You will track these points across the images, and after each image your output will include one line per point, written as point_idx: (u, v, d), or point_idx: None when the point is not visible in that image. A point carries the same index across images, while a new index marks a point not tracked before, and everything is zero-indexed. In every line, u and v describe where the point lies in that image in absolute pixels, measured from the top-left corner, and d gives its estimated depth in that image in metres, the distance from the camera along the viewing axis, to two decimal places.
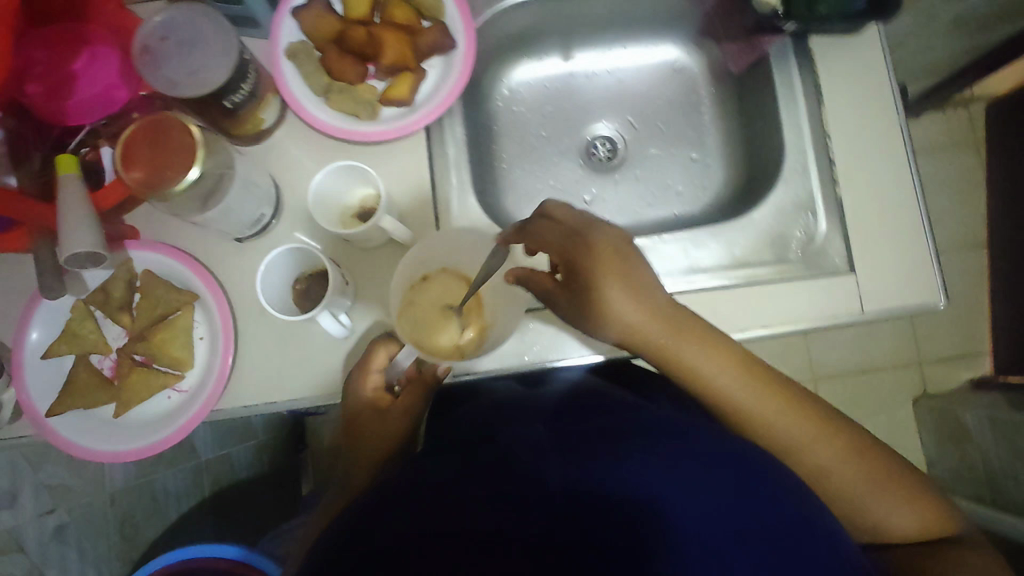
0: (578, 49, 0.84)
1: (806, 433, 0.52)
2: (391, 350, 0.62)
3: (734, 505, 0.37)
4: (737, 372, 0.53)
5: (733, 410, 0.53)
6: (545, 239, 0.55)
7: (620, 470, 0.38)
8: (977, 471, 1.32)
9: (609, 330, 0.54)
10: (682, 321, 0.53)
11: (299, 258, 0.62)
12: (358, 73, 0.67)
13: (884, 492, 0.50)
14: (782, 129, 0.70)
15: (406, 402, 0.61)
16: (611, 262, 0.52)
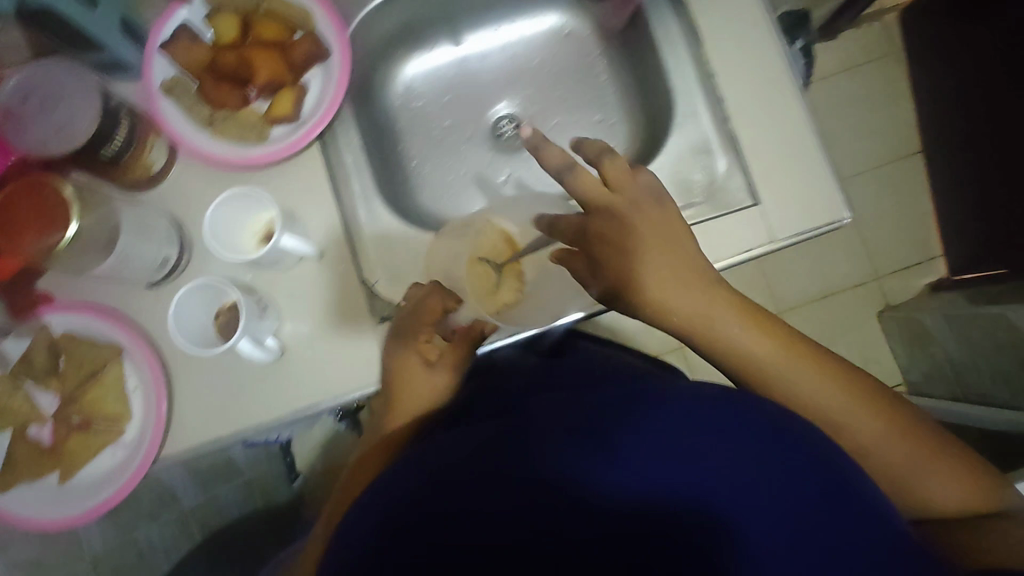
0: (465, 34, 0.84)
1: (847, 411, 0.52)
2: (446, 301, 0.63)
3: (783, 494, 0.38)
4: (777, 350, 0.54)
5: (767, 383, 0.54)
6: (569, 222, 0.59)
7: (647, 429, 0.41)
8: (945, 371, 1.36)
9: (643, 308, 0.56)
10: (718, 291, 0.55)
11: (212, 294, 0.62)
12: (239, 98, 0.67)
13: (930, 466, 0.51)
14: (669, 78, 0.71)
15: (450, 359, 0.64)
16: (649, 234, 0.56)
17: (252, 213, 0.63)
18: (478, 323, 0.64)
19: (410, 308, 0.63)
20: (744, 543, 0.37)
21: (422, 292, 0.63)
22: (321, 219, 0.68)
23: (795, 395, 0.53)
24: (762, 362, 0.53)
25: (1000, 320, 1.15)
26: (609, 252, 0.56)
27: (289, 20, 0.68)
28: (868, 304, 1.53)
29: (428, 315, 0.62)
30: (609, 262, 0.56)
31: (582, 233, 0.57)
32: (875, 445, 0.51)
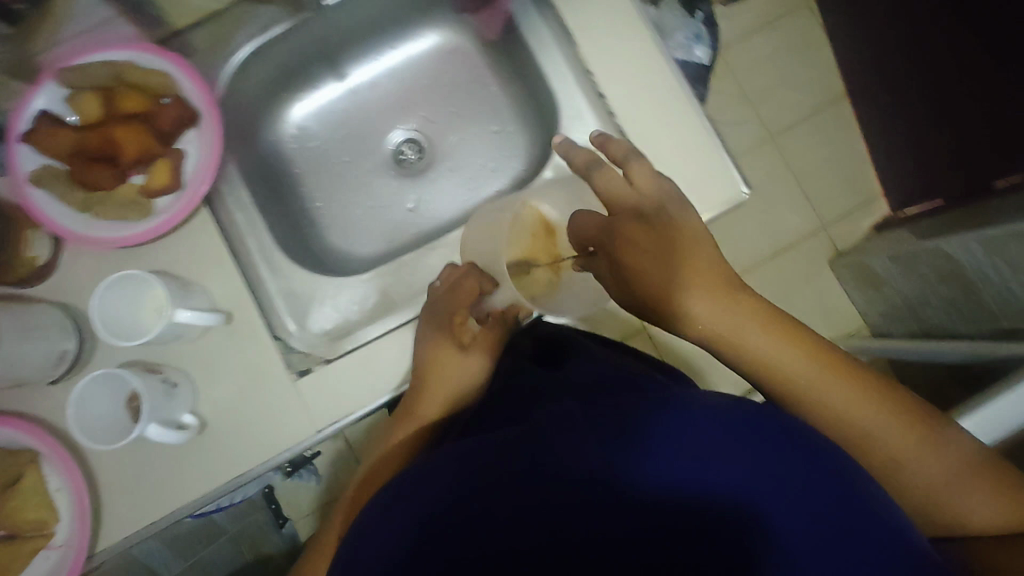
0: (349, 67, 0.82)
1: (877, 420, 0.52)
2: (484, 284, 0.66)
3: (808, 505, 0.39)
4: (805, 356, 0.54)
5: (793, 387, 0.54)
6: (591, 224, 0.60)
7: (678, 427, 0.42)
8: (900, 309, 1.36)
9: (674, 321, 0.57)
10: (745, 302, 0.56)
11: (114, 384, 0.59)
12: (112, 176, 0.64)
13: (965, 481, 0.50)
14: (550, 81, 0.70)
15: (483, 340, 0.68)
16: (681, 241, 0.57)
17: (142, 294, 0.61)
18: (511, 309, 0.68)
19: (448, 291, 0.65)
20: (769, 547, 0.38)
21: (463, 274, 0.66)
22: (222, 283, 0.66)
23: (828, 406, 0.53)
24: (792, 372, 0.54)
25: (939, 254, 1.15)
26: (633, 262, 0.57)
27: (151, 87, 0.66)
28: (820, 254, 1.53)
29: (466, 298, 0.64)
30: (633, 271, 0.57)
31: (606, 236, 0.59)
32: (907, 458, 0.51)
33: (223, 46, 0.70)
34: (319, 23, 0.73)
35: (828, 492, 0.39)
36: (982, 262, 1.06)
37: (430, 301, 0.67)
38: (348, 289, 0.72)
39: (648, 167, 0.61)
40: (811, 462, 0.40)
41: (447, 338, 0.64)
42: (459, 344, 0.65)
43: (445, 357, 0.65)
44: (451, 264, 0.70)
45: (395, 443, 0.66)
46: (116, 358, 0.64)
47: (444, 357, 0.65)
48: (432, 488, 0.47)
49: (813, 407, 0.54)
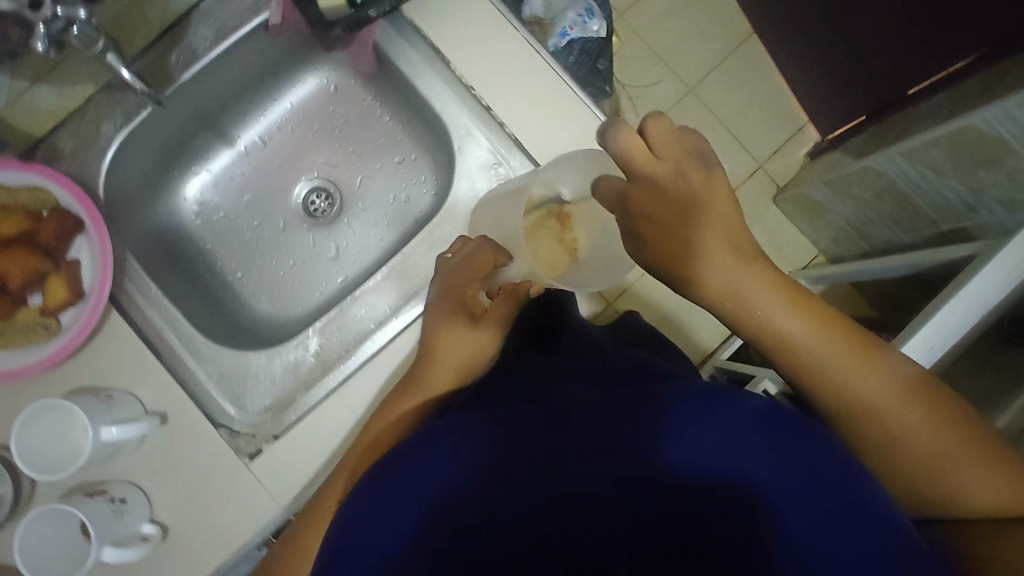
0: (235, 129, 0.80)
1: (888, 396, 0.49)
2: (498, 260, 0.64)
3: (805, 490, 0.39)
4: (823, 328, 0.50)
5: (805, 358, 0.50)
6: (613, 192, 0.54)
7: (710, 413, 0.41)
8: (846, 231, 1.36)
9: (686, 286, 0.53)
10: (762, 270, 0.51)
11: (57, 519, 0.57)
12: (9, 304, 0.62)
13: (978, 464, 0.47)
14: (434, 103, 0.69)
15: (495, 313, 0.62)
16: (709, 211, 0.51)
17: (64, 420, 0.59)
18: (523, 283, 0.61)
19: (460, 261, 0.64)
20: (762, 512, 0.38)
21: (475, 245, 0.64)
22: (146, 385, 0.64)
23: (839, 378, 0.50)
24: (807, 346, 0.50)
25: (867, 171, 1.17)
26: (657, 232, 0.52)
27: (22, 204, 0.62)
28: (761, 194, 1.53)
29: (479, 268, 0.63)
30: (655, 238, 0.52)
31: (626, 203, 0.52)
32: (920, 437, 0.48)
33: (91, 143, 0.67)
34: (186, 95, 0.70)
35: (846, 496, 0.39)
36: (910, 174, 1.09)
37: (441, 275, 0.65)
38: (280, 357, 0.69)
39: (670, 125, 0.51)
40: (831, 464, 0.40)
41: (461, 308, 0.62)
42: (471, 314, 0.62)
43: (455, 329, 0.61)
44: (464, 237, 0.68)
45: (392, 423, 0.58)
46: (55, 489, 0.61)
47: (452, 332, 0.61)
48: (436, 461, 0.43)
49: (820, 378, 0.50)
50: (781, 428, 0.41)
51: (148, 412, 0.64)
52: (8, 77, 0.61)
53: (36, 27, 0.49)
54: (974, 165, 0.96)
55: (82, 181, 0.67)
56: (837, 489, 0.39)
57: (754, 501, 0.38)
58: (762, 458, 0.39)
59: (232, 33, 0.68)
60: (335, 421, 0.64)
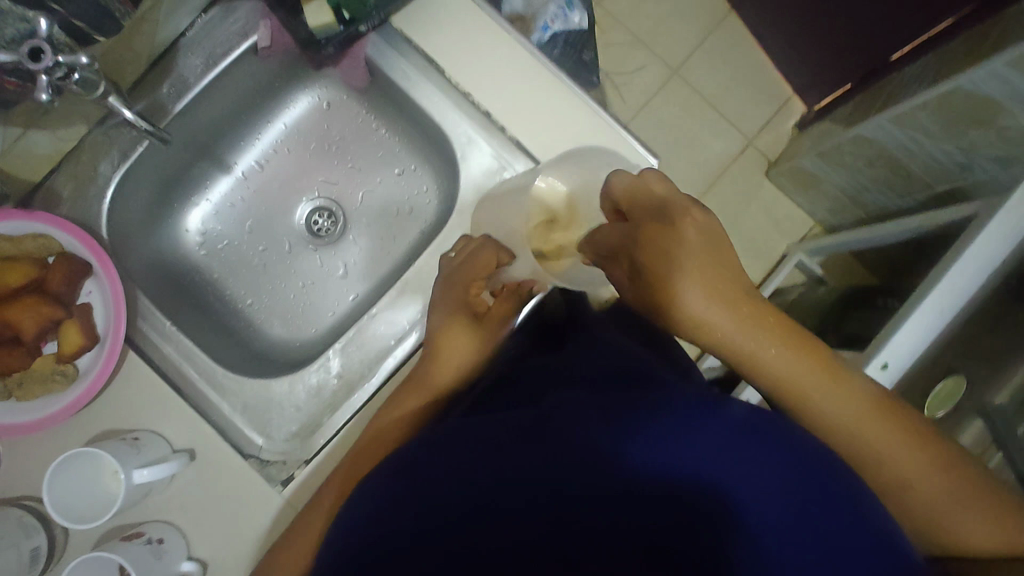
0: (231, 156, 0.79)
1: (881, 437, 0.51)
2: (501, 258, 0.65)
3: (784, 503, 0.38)
4: (818, 369, 0.51)
5: (796, 397, 0.51)
6: (613, 234, 0.53)
7: (694, 426, 0.41)
8: (841, 200, 1.36)
9: (669, 318, 0.52)
10: (758, 311, 0.51)
11: (96, 568, 0.55)
12: (25, 354, 0.61)
13: (970, 507, 0.49)
14: (431, 113, 0.68)
15: (499, 312, 0.66)
16: (700, 251, 0.50)
17: (92, 466, 0.58)
18: (526, 282, 0.64)
19: (465, 259, 0.65)
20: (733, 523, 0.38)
21: (479, 244, 0.66)
22: (174, 424, 0.64)
23: (832, 418, 0.51)
24: (800, 387, 0.51)
25: (859, 140, 1.16)
26: (664, 276, 0.50)
27: (29, 252, 0.62)
28: (754, 170, 1.53)
29: (483, 266, 0.64)
30: (659, 282, 0.50)
31: (630, 248, 0.52)
32: (905, 473, 0.50)
33: (89, 184, 0.66)
34: (179, 127, 0.69)
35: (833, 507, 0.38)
36: (899, 137, 1.08)
37: (444, 273, 0.67)
38: (303, 382, 0.68)
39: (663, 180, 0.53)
40: (816, 478, 0.40)
41: (464, 308, 0.64)
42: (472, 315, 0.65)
43: (458, 327, 0.63)
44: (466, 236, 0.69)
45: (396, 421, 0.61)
46: (94, 534, 0.61)
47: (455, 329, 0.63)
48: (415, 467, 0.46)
49: (811, 417, 0.52)
50: (762, 439, 0.41)
51: (175, 450, 0.64)
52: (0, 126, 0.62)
53: (40, 79, 0.49)
54: (965, 125, 0.95)
55: (84, 223, 0.66)
56: (825, 504, 0.38)
57: (736, 519, 0.38)
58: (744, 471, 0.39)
59: (221, 61, 0.67)
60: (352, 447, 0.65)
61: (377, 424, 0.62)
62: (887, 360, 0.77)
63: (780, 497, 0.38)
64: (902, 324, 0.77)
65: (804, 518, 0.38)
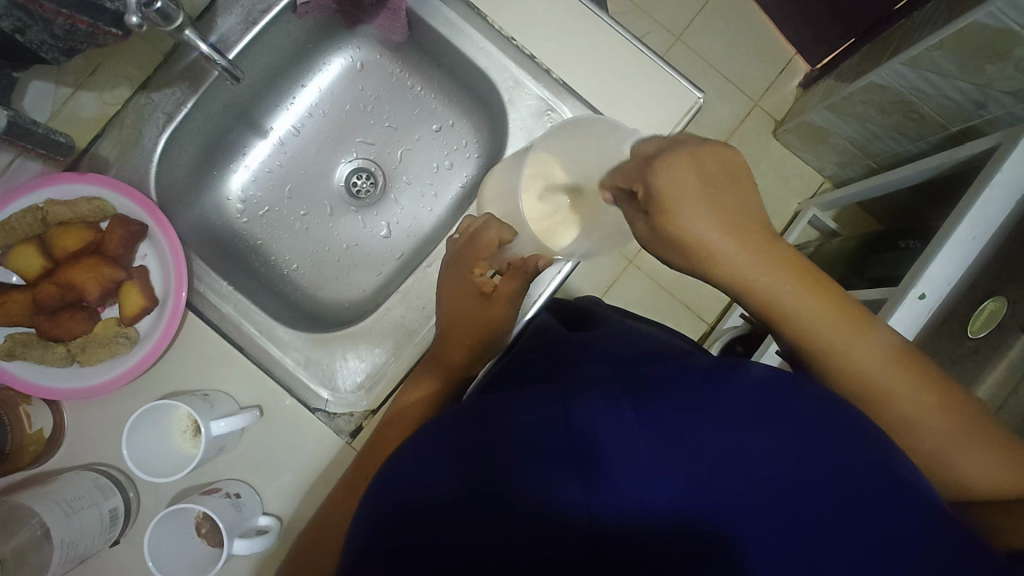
0: (267, 120, 0.79)
1: (897, 380, 0.47)
2: (502, 234, 0.63)
3: (822, 491, 0.36)
4: (829, 308, 0.48)
5: (801, 333, 0.48)
6: (633, 166, 0.51)
7: (717, 401, 0.40)
8: (852, 152, 1.16)
9: (671, 245, 0.49)
10: (772, 250, 0.48)
11: (178, 519, 0.56)
12: (86, 318, 0.61)
13: (972, 445, 0.45)
14: (474, 61, 0.69)
15: (506, 289, 0.62)
16: (700, 176, 0.47)
17: (166, 421, 0.59)
18: (531, 257, 0.61)
19: (470, 239, 0.64)
20: (763, 505, 0.36)
21: (483, 222, 0.64)
22: (237, 382, 0.64)
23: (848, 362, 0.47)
24: (814, 327, 0.48)
25: (870, 89, 1.00)
26: (669, 204, 0.47)
27: (82, 215, 0.61)
28: (760, 131, 1.31)
29: (486, 248, 0.63)
30: (664, 212, 0.48)
31: (644, 174, 0.48)
32: (921, 413, 0.46)
33: (135, 147, 0.65)
34: (226, 88, 0.69)
35: (859, 477, 0.37)
36: (913, 79, 0.93)
37: (451, 255, 0.65)
38: (363, 335, 0.67)
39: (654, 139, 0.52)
40: (856, 461, 0.38)
41: (469, 286, 0.62)
42: (478, 292, 0.62)
43: (461, 305, 0.62)
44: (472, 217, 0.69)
45: (413, 400, 0.61)
46: (169, 492, 0.61)
47: (462, 306, 0.62)
48: (443, 450, 0.42)
49: (823, 353, 0.48)
50: (781, 409, 0.40)
51: (243, 407, 0.64)
52: (54, 83, 0.62)
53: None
54: (981, 61, 0.81)
55: (134, 185, 0.65)
56: (847, 477, 0.37)
57: (758, 496, 0.36)
58: (763, 443, 0.37)
59: (260, 19, 0.66)
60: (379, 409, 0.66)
61: (394, 408, 0.61)
62: (925, 290, 0.70)
63: (802, 471, 0.37)
64: (939, 252, 0.69)
65: (829, 493, 0.36)
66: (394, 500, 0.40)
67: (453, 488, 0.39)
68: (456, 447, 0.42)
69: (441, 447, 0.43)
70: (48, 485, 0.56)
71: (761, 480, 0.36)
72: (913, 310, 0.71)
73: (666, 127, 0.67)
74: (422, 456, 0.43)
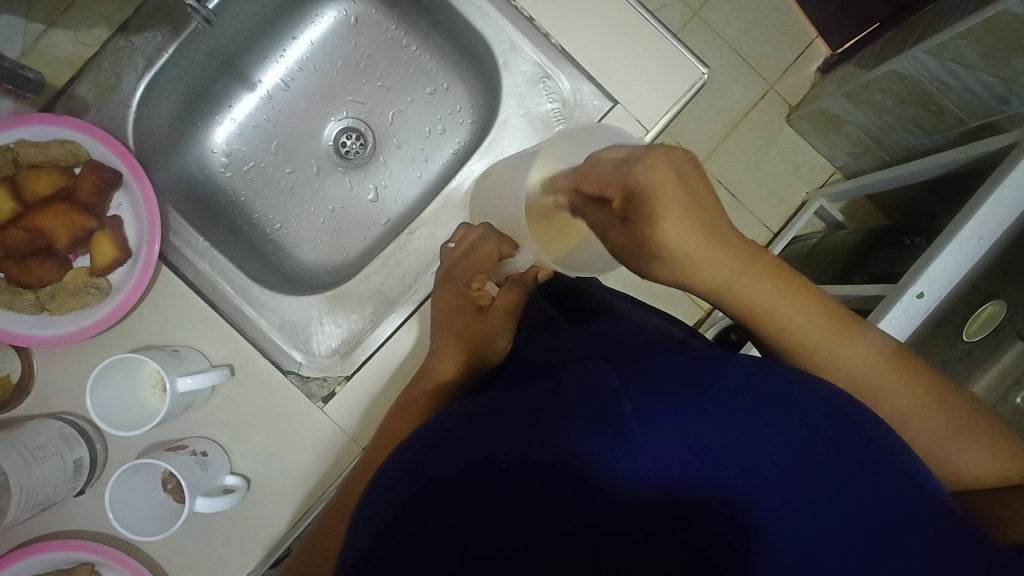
0: (255, 72, 0.76)
1: (894, 388, 0.44)
2: (502, 246, 0.62)
3: (835, 489, 0.31)
4: (818, 317, 0.46)
5: (790, 340, 0.46)
6: (604, 171, 0.46)
7: (720, 384, 0.35)
8: (865, 143, 1.11)
9: (647, 252, 0.45)
10: (760, 261, 0.46)
11: (142, 475, 0.56)
12: (55, 266, 0.59)
13: (969, 440, 0.42)
14: (469, 19, 0.66)
15: (503, 304, 0.59)
16: (680, 183, 0.44)
17: (134, 374, 0.58)
18: (531, 270, 0.62)
19: (465, 254, 0.62)
20: (761, 511, 0.31)
21: (480, 234, 0.63)
22: (210, 340, 0.63)
23: (842, 371, 0.45)
24: (802, 331, 0.45)
25: (889, 77, 0.95)
26: (656, 210, 0.43)
27: (54, 158, 0.59)
28: (772, 116, 1.25)
29: (484, 258, 0.61)
30: (647, 220, 0.44)
31: (624, 181, 0.44)
32: (922, 417, 0.43)
33: (113, 91, 0.63)
34: (210, 33, 0.66)
35: (876, 479, 0.32)
36: (935, 69, 0.88)
37: (444, 266, 0.63)
38: (340, 300, 0.66)
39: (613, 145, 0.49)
40: (877, 461, 0.33)
41: (465, 300, 0.60)
42: (477, 306, 0.60)
43: (460, 318, 0.59)
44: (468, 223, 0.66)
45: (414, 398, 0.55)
46: (136, 447, 0.61)
47: (459, 317, 0.59)
48: (421, 435, 0.40)
49: (813, 360, 0.46)
50: (788, 395, 0.35)
51: (215, 365, 0.63)
52: (23, 18, 0.65)
53: None
54: (1008, 52, 0.76)
55: (111, 131, 0.63)
56: (867, 478, 0.32)
57: (769, 487, 0.31)
58: (754, 430, 0.33)
59: None
60: (375, 391, 0.64)
61: (399, 406, 0.56)
62: (924, 289, 0.66)
63: (798, 464, 0.32)
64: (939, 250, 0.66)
65: (828, 486, 0.31)
66: (377, 489, 0.38)
67: (411, 473, 0.37)
68: (435, 431, 0.39)
69: (413, 441, 0.40)
70: (14, 430, 0.56)
71: (765, 478, 0.31)
72: (908, 310, 0.67)
73: (667, 103, 0.64)
74: (402, 447, 0.40)
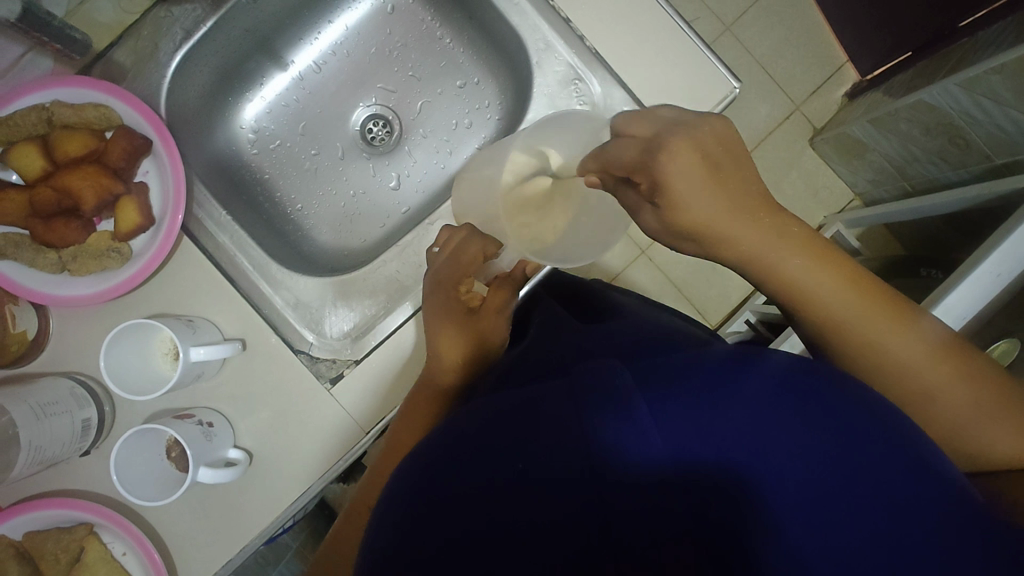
0: (289, 52, 0.77)
1: (937, 376, 0.42)
2: (488, 246, 0.58)
3: (858, 497, 0.31)
4: (860, 299, 0.44)
5: (829, 322, 0.45)
6: (628, 152, 0.43)
7: (738, 381, 0.35)
8: (888, 172, 1.11)
9: (676, 232, 0.46)
10: (795, 232, 0.45)
11: (147, 441, 0.57)
12: (79, 227, 0.60)
13: (1002, 420, 0.41)
14: (505, 16, 0.66)
15: (495, 301, 0.57)
16: (704, 166, 0.42)
17: (148, 340, 0.58)
18: (518, 266, 0.60)
19: (452, 255, 0.58)
20: (774, 507, 0.31)
21: (466, 234, 0.59)
22: (224, 313, 0.64)
23: (886, 358, 0.43)
24: (841, 313, 0.44)
25: (918, 107, 0.95)
26: (678, 197, 0.42)
27: (87, 121, 0.60)
28: (796, 137, 1.25)
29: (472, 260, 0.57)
30: (669, 204, 0.43)
31: (647, 166, 0.42)
32: (961, 402, 0.42)
33: (149, 60, 0.63)
34: (248, 10, 0.67)
35: (898, 481, 0.31)
36: (965, 103, 0.87)
37: (431, 271, 0.59)
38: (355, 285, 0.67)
39: (634, 115, 0.45)
40: (905, 465, 0.32)
41: (452, 303, 0.57)
42: (466, 308, 0.57)
43: (449, 323, 0.56)
44: (449, 228, 0.62)
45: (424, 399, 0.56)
46: (142, 412, 0.61)
47: (449, 322, 0.56)
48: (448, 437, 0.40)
49: (857, 347, 0.44)
50: (817, 400, 0.34)
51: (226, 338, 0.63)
52: None
53: None
54: None
55: (144, 100, 0.64)
56: (890, 483, 0.31)
57: (786, 485, 0.31)
58: (774, 430, 0.32)
59: None
60: (381, 379, 0.64)
61: (407, 405, 0.57)
62: None
63: (819, 469, 0.31)
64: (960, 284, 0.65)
65: (852, 491, 0.31)
66: (400, 485, 0.39)
67: None
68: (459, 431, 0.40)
69: (437, 442, 0.41)
70: (26, 385, 0.56)
71: (781, 478, 0.31)
72: None
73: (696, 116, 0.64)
74: (429, 449, 0.41)
